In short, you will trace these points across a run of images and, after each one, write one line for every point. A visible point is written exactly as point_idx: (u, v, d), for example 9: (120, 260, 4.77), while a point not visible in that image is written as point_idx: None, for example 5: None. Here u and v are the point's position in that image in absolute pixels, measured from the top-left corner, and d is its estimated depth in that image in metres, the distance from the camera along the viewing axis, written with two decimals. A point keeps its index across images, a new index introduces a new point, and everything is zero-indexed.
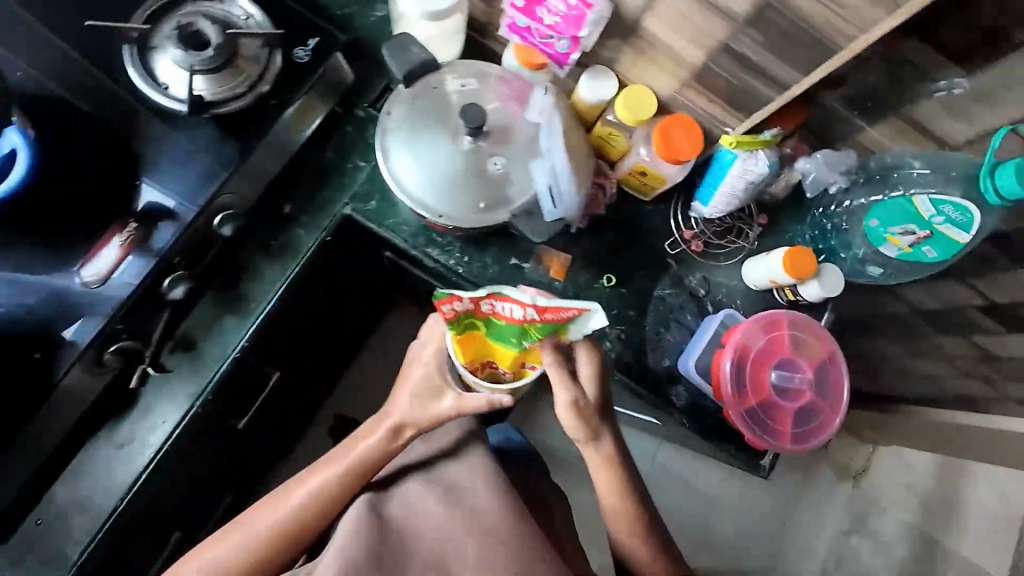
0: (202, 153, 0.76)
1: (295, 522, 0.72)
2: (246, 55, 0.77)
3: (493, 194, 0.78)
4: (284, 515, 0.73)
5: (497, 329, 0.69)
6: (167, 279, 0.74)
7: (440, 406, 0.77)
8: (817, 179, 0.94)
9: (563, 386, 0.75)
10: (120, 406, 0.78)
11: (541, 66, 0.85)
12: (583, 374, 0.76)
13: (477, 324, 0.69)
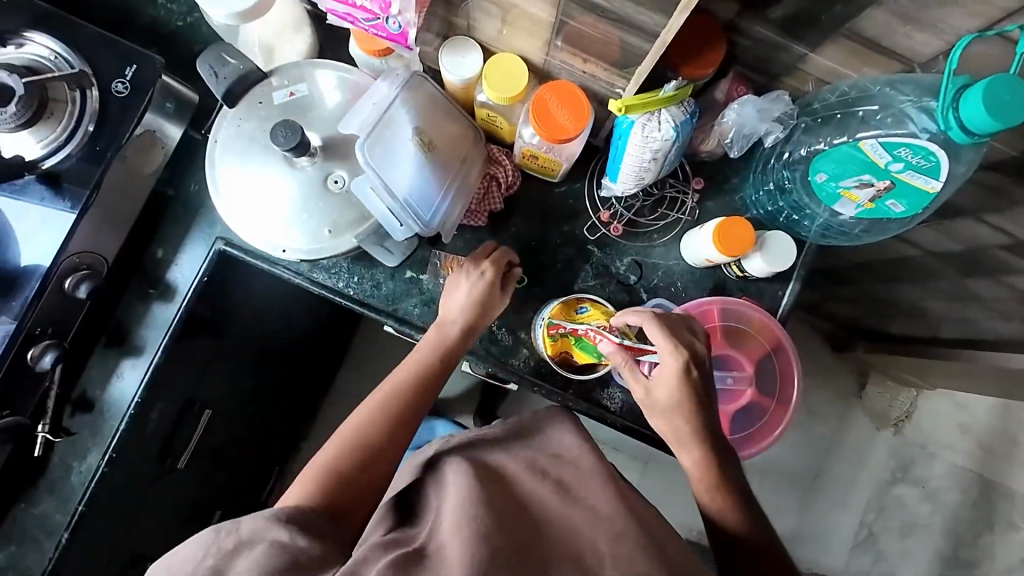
0: (34, 216, 0.72)
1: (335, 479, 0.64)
2: (58, 100, 0.71)
3: (337, 217, 0.73)
4: (346, 457, 0.66)
5: (586, 347, 0.78)
6: (33, 351, 0.73)
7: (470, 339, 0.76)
8: (748, 132, 0.76)
9: (635, 378, 0.71)
10: (31, 476, 0.81)
11: (388, 52, 0.73)
12: (659, 374, 0.69)
13: (569, 341, 0.79)
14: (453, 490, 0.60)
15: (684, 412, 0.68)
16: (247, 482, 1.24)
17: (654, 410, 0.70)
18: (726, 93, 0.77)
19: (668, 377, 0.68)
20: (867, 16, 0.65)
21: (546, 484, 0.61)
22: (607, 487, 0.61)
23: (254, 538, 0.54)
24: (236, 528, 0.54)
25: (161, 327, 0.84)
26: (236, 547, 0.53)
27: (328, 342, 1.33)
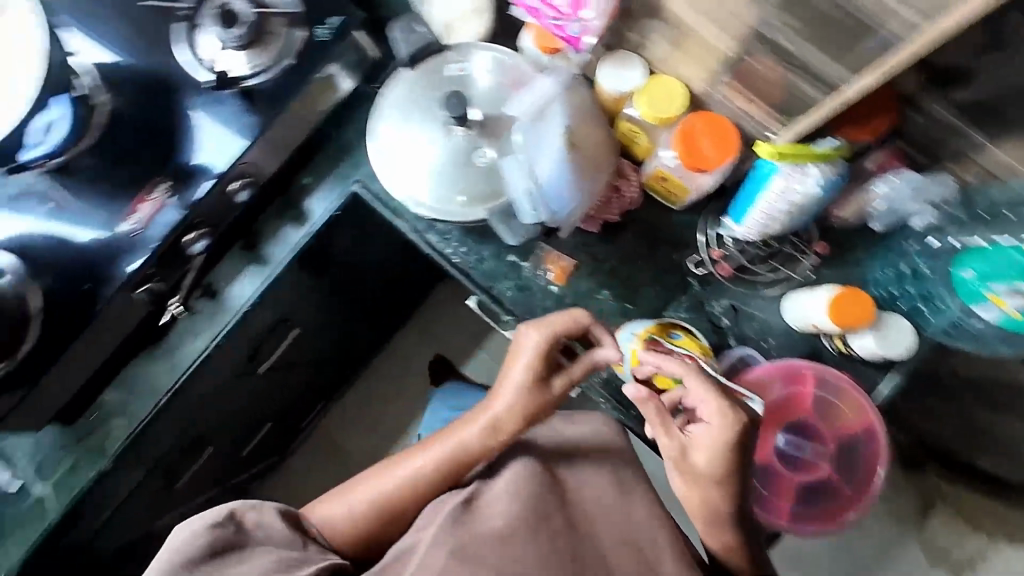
0: (226, 123, 0.84)
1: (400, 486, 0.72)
2: (273, 33, 0.82)
3: (474, 187, 0.78)
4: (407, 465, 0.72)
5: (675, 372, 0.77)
6: (190, 235, 0.85)
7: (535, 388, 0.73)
8: (896, 207, 0.75)
9: (667, 437, 0.65)
10: (152, 339, 0.93)
11: (558, 51, 0.79)
12: (701, 432, 0.63)
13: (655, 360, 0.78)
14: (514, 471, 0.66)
15: (723, 478, 0.62)
16: (299, 402, 1.36)
17: (690, 475, 0.64)
18: (880, 165, 0.75)
19: (714, 441, 0.63)
20: None
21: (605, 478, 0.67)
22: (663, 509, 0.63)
23: (268, 531, 0.66)
24: (253, 508, 0.67)
25: (287, 246, 0.94)
26: (254, 528, 0.66)
27: (402, 302, 1.42)
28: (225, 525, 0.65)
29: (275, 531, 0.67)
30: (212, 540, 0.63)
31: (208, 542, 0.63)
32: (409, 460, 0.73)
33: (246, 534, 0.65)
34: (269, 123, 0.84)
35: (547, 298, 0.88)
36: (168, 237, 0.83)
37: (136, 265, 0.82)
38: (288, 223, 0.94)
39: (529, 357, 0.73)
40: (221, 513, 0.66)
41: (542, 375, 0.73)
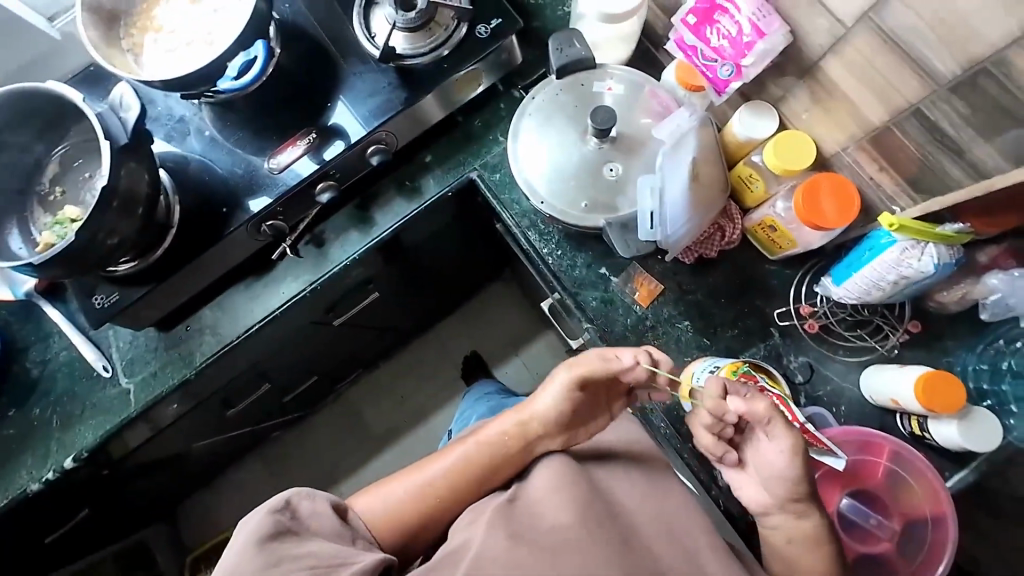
0: (378, 92, 0.92)
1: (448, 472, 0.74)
2: (440, 23, 0.90)
3: (597, 196, 0.82)
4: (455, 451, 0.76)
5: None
6: (321, 185, 0.92)
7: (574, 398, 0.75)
8: (1011, 302, 0.75)
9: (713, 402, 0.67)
10: (258, 270, 1.01)
11: (700, 89, 0.82)
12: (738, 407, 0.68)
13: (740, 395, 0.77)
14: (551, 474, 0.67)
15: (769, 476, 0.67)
16: (347, 362, 1.42)
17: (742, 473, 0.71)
18: (990, 258, 0.76)
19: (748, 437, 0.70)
20: None
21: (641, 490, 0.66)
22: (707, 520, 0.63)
23: (322, 523, 0.67)
24: (310, 497, 0.68)
25: (395, 214, 1.01)
26: (308, 516, 0.66)
27: (458, 290, 1.48)
28: (283, 512, 0.65)
29: (329, 524, 0.67)
30: (269, 526, 0.63)
31: (268, 526, 0.63)
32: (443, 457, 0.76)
33: (301, 522, 0.65)
34: (415, 100, 0.91)
35: (630, 315, 0.91)
36: (305, 182, 0.91)
37: (269, 202, 0.90)
38: (401, 195, 1.01)
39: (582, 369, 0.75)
40: (277, 500, 0.66)
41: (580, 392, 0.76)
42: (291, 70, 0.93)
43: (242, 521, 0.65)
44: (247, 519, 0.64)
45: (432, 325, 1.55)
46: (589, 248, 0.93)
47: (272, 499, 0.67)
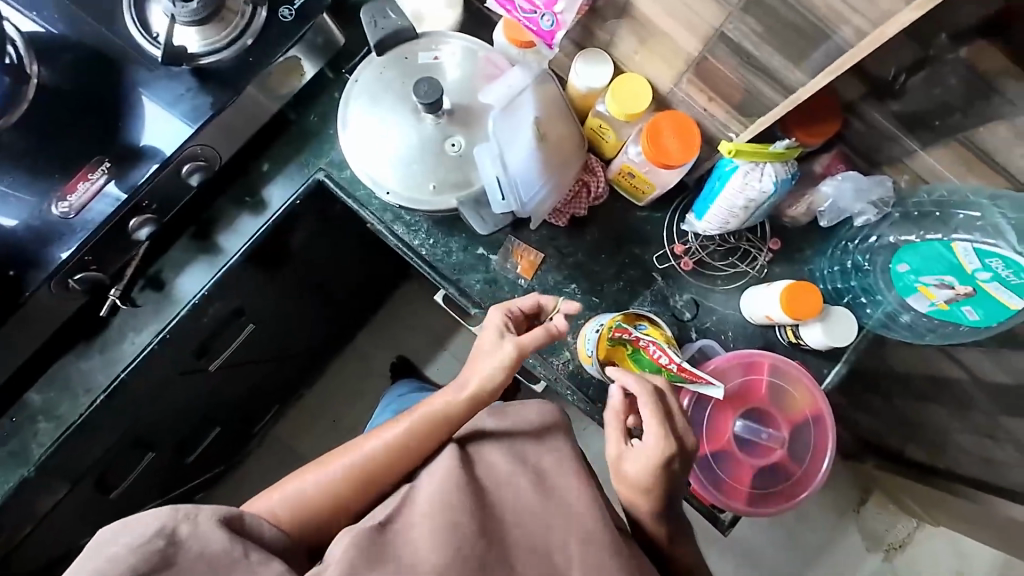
0: (177, 101, 0.78)
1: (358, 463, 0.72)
2: (232, 10, 0.78)
3: (444, 175, 0.77)
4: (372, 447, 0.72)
5: (642, 359, 0.77)
6: (135, 221, 0.79)
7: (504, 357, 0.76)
8: (840, 206, 0.79)
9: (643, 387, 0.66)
10: (88, 331, 0.85)
11: (530, 45, 0.79)
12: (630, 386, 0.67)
13: (623, 349, 0.78)
14: (439, 477, 0.63)
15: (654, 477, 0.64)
16: (252, 406, 1.29)
17: (623, 480, 0.67)
18: (824, 168, 0.80)
19: (647, 456, 0.64)
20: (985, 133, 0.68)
21: (526, 477, 0.63)
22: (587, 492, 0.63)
23: (204, 543, 0.54)
24: (193, 516, 0.55)
25: (243, 235, 0.89)
26: (189, 539, 0.54)
27: (364, 300, 1.38)
28: (153, 542, 0.53)
29: (214, 544, 0.54)
30: (132, 566, 0.52)
31: (130, 565, 0.52)
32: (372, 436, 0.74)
33: (180, 547, 0.54)
34: (225, 105, 0.79)
35: (516, 291, 0.88)
36: (108, 220, 0.76)
37: (68, 252, 0.75)
38: (243, 211, 0.89)
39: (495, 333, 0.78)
40: (145, 529, 0.55)
41: (517, 347, 0.76)
42: (58, 90, 0.77)
43: (130, 520, 0.56)
44: (118, 535, 0.54)
45: (341, 341, 1.44)
46: (461, 227, 0.87)
47: (143, 524, 0.54)
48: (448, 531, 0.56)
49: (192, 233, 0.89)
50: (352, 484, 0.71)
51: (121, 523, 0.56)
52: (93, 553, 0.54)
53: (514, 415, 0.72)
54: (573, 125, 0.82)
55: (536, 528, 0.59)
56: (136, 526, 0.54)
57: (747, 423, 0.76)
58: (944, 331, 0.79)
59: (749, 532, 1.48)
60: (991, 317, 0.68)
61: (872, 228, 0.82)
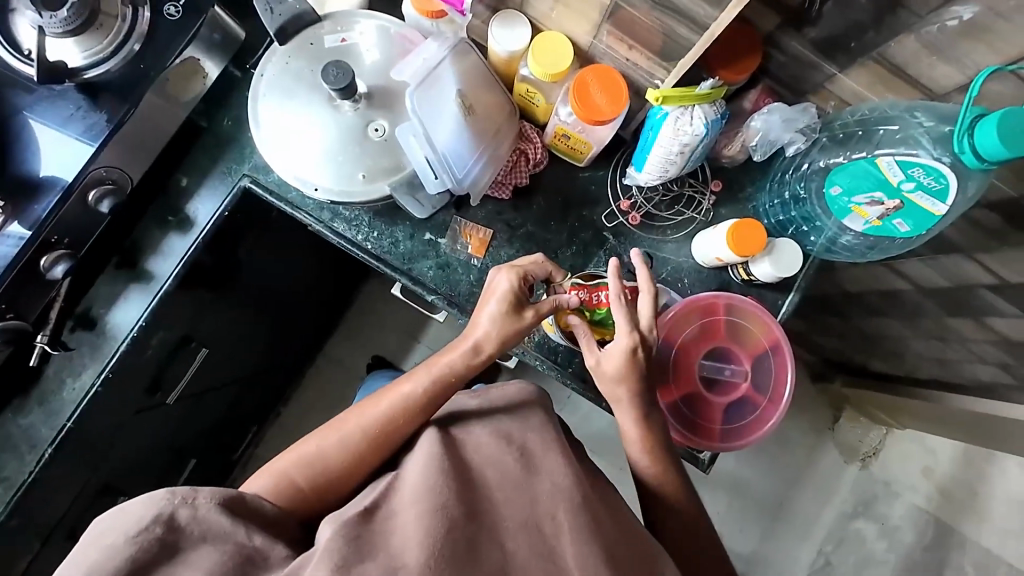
0: (68, 121, 0.72)
1: (343, 449, 0.67)
2: (110, 13, 0.71)
3: (372, 163, 0.75)
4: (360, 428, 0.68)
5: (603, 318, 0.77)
6: (47, 260, 0.72)
7: (503, 323, 0.71)
8: (772, 139, 0.80)
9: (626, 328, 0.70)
10: (23, 385, 0.80)
11: (441, 15, 0.75)
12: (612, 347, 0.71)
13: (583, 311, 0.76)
14: (424, 459, 0.62)
15: (624, 367, 0.71)
16: (227, 431, 1.24)
17: (602, 379, 0.72)
18: (754, 103, 0.82)
19: (617, 350, 0.70)
20: (896, 48, 0.69)
21: (510, 453, 0.62)
22: (562, 457, 0.63)
23: (206, 526, 0.54)
24: (193, 500, 0.55)
25: (173, 256, 0.84)
26: (189, 524, 0.54)
27: (326, 304, 1.33)
28: (151, 530, 0.53)
29: (217, 527, 0.55)
30: (132, 555, 0.52)
31: (127, 556, 0.52)
32: (368, 408, 0.70)
33: (181, 533, 0.54)
34: (123, 120, 0.73)
35: (470, 272, 0.86)
36: (16, 261, 0.70)
37: None
38: (169, 231, 0.84)
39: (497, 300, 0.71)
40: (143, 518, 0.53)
41: (515, 314, 0.71)
42: None
43: (123, 509, 0.55)
44: (115, 523, 0.54)
45: (309, 351, 1.40)
46: (403, 214, 0.84)
47: (138, 511, 0.54)
48: (432, 515, 0.55)
49: (118, 261, 0.83)
50: (352, 457, 0.67)
51: (118, 510, 0.55)
52: (89, 543, 0.54)
53: (498, 393, 0.70)
54: (499, 94, 0.80)
55: (521, 502, 0.58)
56: (132, 511, 0.54)
57: (711, 364, 0.78)
58: (877, 248, 0.82)
59: (735, 464, 1.56)
60: (917, 227, 0.72)
61: (803, 157, 0.82)
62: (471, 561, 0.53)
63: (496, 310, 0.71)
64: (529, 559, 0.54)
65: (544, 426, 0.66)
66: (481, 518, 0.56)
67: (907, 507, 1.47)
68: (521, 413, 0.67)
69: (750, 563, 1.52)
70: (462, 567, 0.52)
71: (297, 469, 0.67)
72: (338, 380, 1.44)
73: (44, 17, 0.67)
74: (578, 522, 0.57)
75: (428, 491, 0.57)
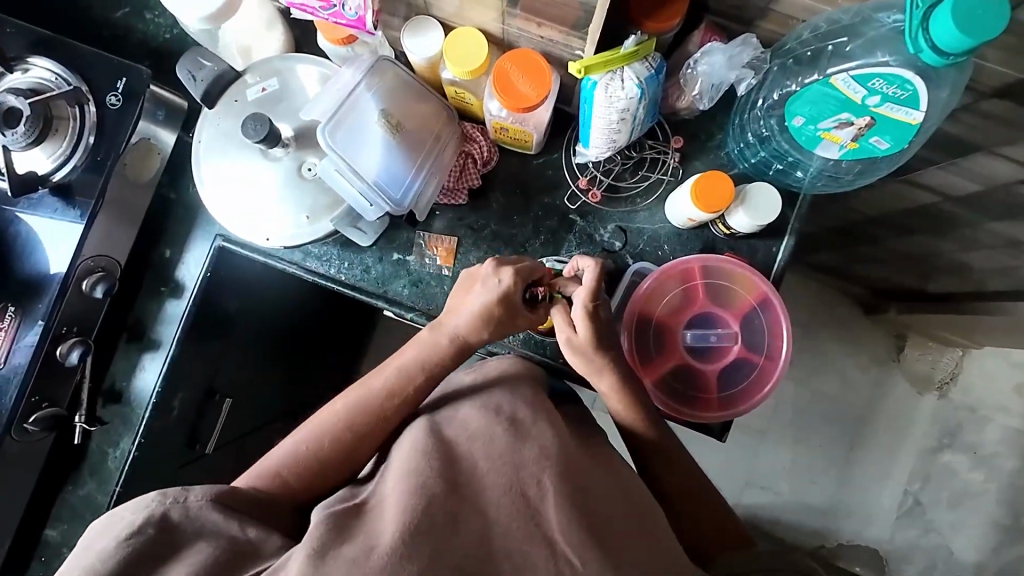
0: (49, 221, 0.78)
1: (331, 434, 0.69)
2: (61, 116, 0.77)
3: (314, 202, 0.79)
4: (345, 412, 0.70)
5: None
6: (63, 348, 0.80)
7: (477, 309, 0.70)
8: (715, 82, 0.73)
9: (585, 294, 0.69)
10: (74, 461, 0.89)
11: (351, 39, 0.76)
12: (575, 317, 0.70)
13: None
14: (408, 447, 0.62)
15: (586, 331, 0.69)
16: None
17: (570, 346, 0.72)
18: (697, 46, 0.75)
19: (580, 312, 0.69)
20: None
21: (499, 423, 0.61)
22: (550, 426, 0.62)
23: (200, 523, 0.56)
24: (184, 500, 0.57)
25: (173, 322, 0.89)
26: (184, 521, 0.56)
27: (342, 332, 1.37)
28: (144, 531, 0.54)
29: (211, 522, 0.56)
30: (123, 558, 0.53)
31: (122, 559, 0.53)
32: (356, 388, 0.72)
33: (175, 532, 0.55)
34: (95, 212, 0.79)
35: (444, 282, 0.83)
36: (35, 356, 0.77)
37: (13, 398, 0.77)
38: (162, 299, 0.89)
39: (484, 290, 0.71)
40: (135, 521, 0.55)
41: (498, 307, 0.70)
42: None
43: (116, 511, 0.57)
44: (108, 527, 0.56)
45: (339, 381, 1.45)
46: (357, 236, 0.82)
47: (128, 517, 0.55)
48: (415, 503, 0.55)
49: (125, 336, 0.90)
50: (337, 450, 0.68)
51: (111, 516, 0.57)
52: (82, 552, 0.56)
53: (492, 364, 0.72)
54: (429, 98, 0.79)
55: (504, 470, 0.57)
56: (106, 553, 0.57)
57: (699, 333, 0.75)
58: (864, 172, 0.75)
59: (793, 414, 1.47)
60: (897, 141, 0.64)
61: (763, 92, 0.75)
62: (451, 533, 0.52)
63: (474, 297, 0.71)
64: (510, 525, 0.54)
65: (534, 395, 0.66)
66: (463, 492, 0.56)
67: (1001, 429, 1.39)
68: (512, 387, 0.67)
69: (828, 516, 1.43)
70: (441, 542, 0.52)
71: (284, 465, 0.67)
72: None
73: (6, 136, 0.73)
74: (562, 487, 0.56)
75: (409, 474, 0.57)
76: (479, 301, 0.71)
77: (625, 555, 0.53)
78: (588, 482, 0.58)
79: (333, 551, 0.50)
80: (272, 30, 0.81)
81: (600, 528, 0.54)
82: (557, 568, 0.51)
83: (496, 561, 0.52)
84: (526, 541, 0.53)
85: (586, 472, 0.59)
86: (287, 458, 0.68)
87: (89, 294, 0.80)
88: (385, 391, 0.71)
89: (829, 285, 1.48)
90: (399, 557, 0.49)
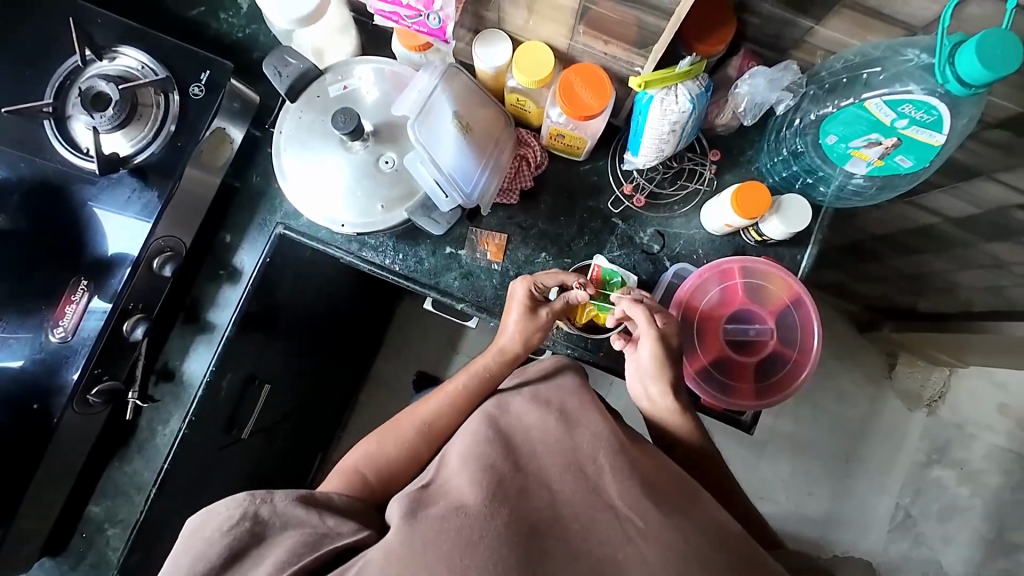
0: (125, 202, 0.82)
1: (403, 437, 0.74)
2: (146, 104, 0.82)
3: (387, 193, 0.84)
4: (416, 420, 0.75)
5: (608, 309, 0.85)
6: (127, 324, 0.82)
7: (519, 333, 0.79)
8: (759, 101, 0.82)
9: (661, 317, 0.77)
10: (123, 437, 0.90)
11: (427, 46, 0.83)
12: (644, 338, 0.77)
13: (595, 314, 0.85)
14: (471, 433, 0.66)
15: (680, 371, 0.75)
16: (297, 459, 1.32)
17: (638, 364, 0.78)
18: (738, 69, 0.84)
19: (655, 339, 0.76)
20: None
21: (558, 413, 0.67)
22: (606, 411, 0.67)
23: (286, 517, 0.61)
24: (270, 498, 0.61)
25: (229, 306, 0.92)
26: (272, 518, 0.60)
27: (363, 328, 1.40)
28: (241, 524, 0.60)
29: (294, 515, 0.61)
30: (227, 545, 0.58)
31: (224, 548, 0.58)
32: (425, 403, 0.77)
33: (266, 525, 0.60)
34: (171, 195, 0.84)
35: (493, 276, 0.89)
36: (102, 330, 0.80)
37: (78, 372, 0.80)
38: (218, 284, 0.93)
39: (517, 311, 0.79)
40: (234, 515, 0.60)
41: (531, 329, 0.79)
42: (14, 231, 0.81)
43: (213, 506, 0.62)
44: (209, 520, 0.61)
45: (356, 377, 1.48)
46: (426, 225, 0.86)
47: (225, 511, 0.61)
48: (493, 475, 0.59)
49: (180, 317, 0.92)
50: (412, 452, 0.74)
51: (207, 511, 0.62)
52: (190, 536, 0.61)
53: (535, 368, 0.75)
54: (490, 103, 0.86)
55: (570, 454, 0.62)
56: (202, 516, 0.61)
57: (736, 329, 0.82)
58: (885, 188, 0.83)
59: (793, 425, 1.53)
60: (921, 159, 0.73)
61: (798, 113, 0.83)
62: (533, 503, 0.57)
63: (513, 320, 0.79)
64: (584, 501, 0.58)
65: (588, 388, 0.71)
66: (537, 471, 0.60)
67: (987, 446, 1.46)
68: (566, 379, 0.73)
69: (827, 526, 1.48)
70: (524, 510, 0.56)
71: (367, 464, 0.73)
72: (388, 400, 1.51)
73: (96, 118, 0.78)
74: (627, 465, 0.61)
75: (485, 456, 0.62)
76: (528, 344, 0.79)
77: (682, 517, 0.58)
78: (648, 462, 0.63)
79: (422, 512, 0.56)
80: (351, 33, 0.88)
81: (667, 498, 0.59)
82: (630, 535, 0.55)
83: (576, 530, 0.56)
84: (602, 515, 0.57)
85: (644, 453, 0.64)
86: (365, 455, 0.74)
87: (157, 271, 0.83)
88: (441, 409, 0.76)
89: (827, 302, 1.57)
90: (495, 523, 0.54)
